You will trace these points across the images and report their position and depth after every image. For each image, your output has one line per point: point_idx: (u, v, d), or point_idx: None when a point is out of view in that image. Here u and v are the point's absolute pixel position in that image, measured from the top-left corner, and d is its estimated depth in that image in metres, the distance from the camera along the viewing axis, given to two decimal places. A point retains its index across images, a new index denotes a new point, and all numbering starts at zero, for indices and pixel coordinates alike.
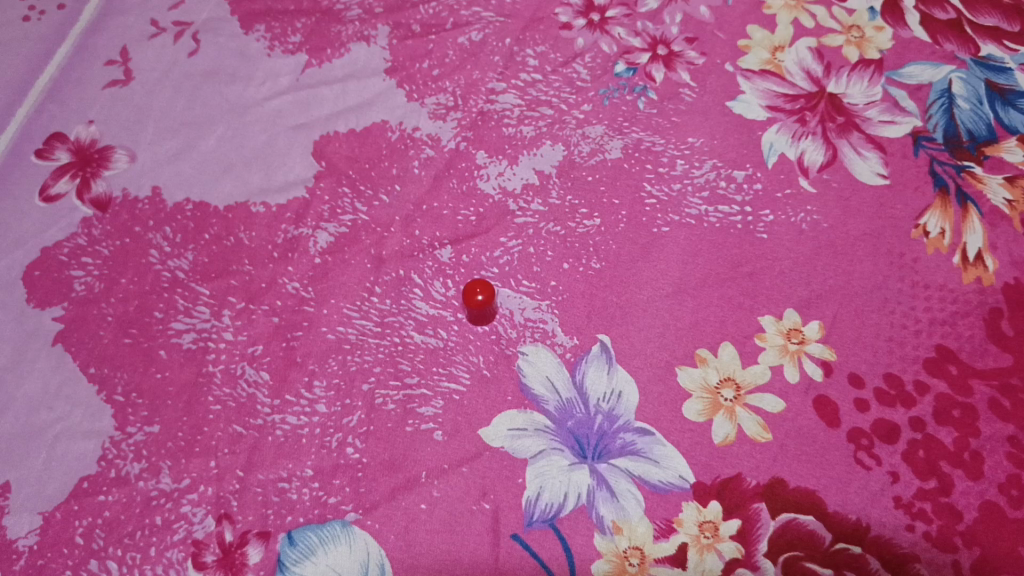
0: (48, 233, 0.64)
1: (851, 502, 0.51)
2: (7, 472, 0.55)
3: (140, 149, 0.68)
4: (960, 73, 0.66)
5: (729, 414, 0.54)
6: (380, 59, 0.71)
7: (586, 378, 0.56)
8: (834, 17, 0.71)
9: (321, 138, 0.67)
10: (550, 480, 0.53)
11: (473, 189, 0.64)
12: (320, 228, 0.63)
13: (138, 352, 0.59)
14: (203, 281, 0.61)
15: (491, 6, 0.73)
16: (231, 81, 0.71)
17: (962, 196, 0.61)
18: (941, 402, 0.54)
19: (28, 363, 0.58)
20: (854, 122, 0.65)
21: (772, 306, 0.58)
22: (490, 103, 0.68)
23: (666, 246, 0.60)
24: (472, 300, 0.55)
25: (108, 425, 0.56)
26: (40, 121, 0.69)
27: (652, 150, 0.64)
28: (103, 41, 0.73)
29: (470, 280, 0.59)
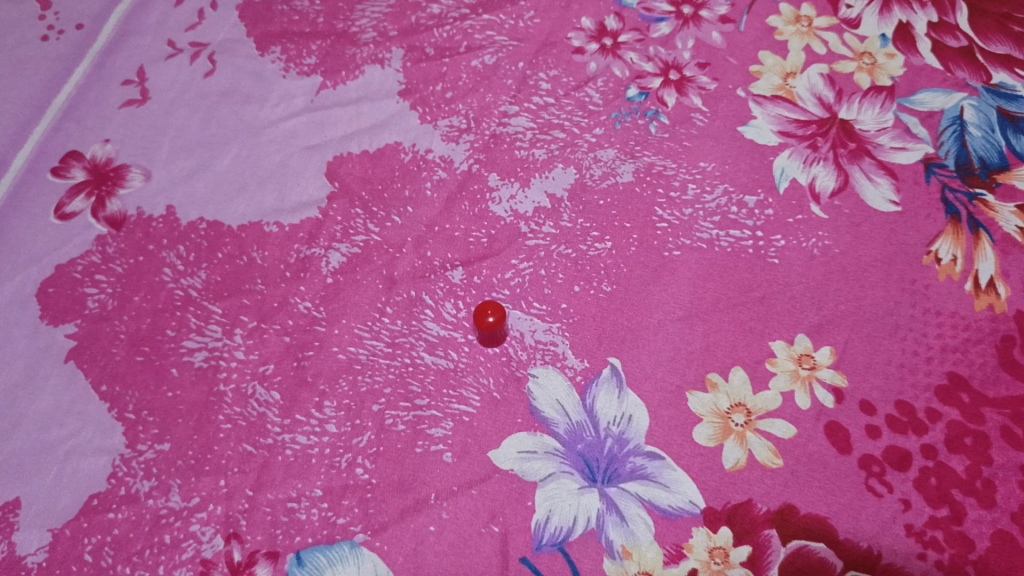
0: (62, 250, 0.64)
1: (863, 530, 0.51)
2: (17, 489, 0.55)
3: (155, 168, 0.68)
4: (971, 100, 0.67)
5: (740, 440, 0.54)
6: (394, 82, 0.71)
7: (597, 402, 0.56)
8: (846, 43, 0.71)
9: (334, 159, 0.68)
10: (559, 503, 0.53)
11: (485, 212, 0.64)
12: (333, 248, 0.63)
13: (150, 370, 0.59)
14: (216, 299, 0.61)
15: (505, 29, 0.74)
16: (246, 102, 0.71)
17: (974, 223, 0.61)
18: (953, 430, 0.53)
19: (40, 380, 0.59)
20: (866, 148, 0.65)
21: (783, 331, 0.58)
22: (503, 126, 0.68)
23: (678, 270, 0.61)
24: (480, 322, 0.56)
25: (119, 442, 0.56)
26: (57, 139, 0.70)
27: (663, 174, 0.64)
28: (120, 61, 0.74)
29: (481, 302, 0.59)
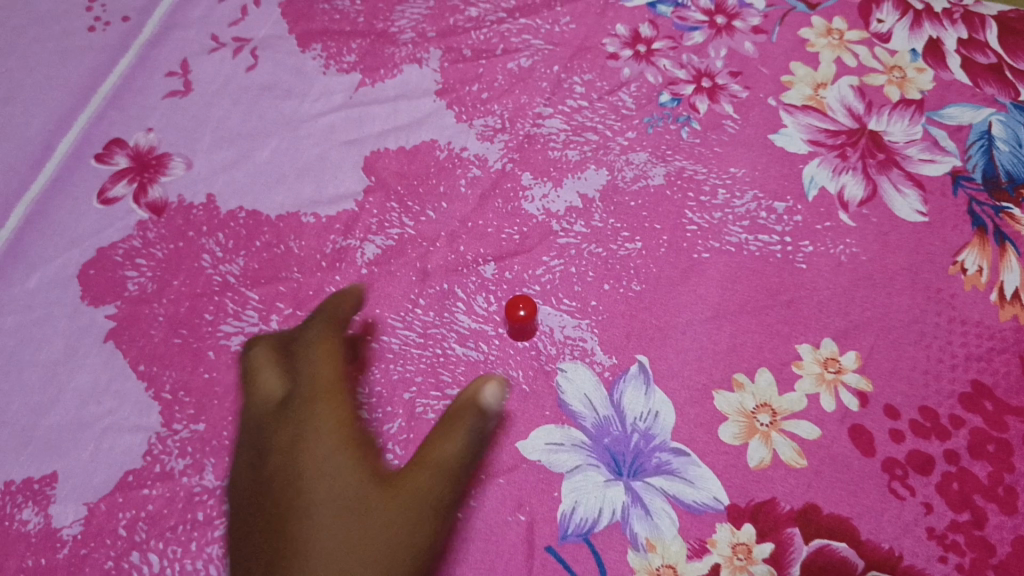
0: (104, 234, 0.66)
1: (884, 531, 0.52)
2: (55, 463, 0.56)
3: (196, 157, 0.70)
4: (1000, 116, 0.67)
5: (765, 439, 0.55)
6: (431, 81, 0.73)
7: (624, 397, 0.57)
8: (877, 57, 0.72)
9: (371, 154, 0.69)
10: (585, 495, 0.54)
11: (518, 209, 0.65)
12: (368, 240, 0.64)
13: (187, 352, 0.60)
14: (253, 286, 0.63)
15: (541, 34, 0.75)
16: (287, 96, 0.73)
17: (1000, 236, 0.62)
18: (976, 437, 0.54)
19: (80, 358, 0.60)
20: (894, 159, 0.66)
21: (809, 335, 0.58)
22: (537, 127, 0.70)
23: (707, 272, 0.62)
24: (512, 314, 0.57)
25: (155, 421, 0.58)
26: (101, 127, 0.72)
27: (694, 178, 0.66)
28: (165, 53, 0.76)
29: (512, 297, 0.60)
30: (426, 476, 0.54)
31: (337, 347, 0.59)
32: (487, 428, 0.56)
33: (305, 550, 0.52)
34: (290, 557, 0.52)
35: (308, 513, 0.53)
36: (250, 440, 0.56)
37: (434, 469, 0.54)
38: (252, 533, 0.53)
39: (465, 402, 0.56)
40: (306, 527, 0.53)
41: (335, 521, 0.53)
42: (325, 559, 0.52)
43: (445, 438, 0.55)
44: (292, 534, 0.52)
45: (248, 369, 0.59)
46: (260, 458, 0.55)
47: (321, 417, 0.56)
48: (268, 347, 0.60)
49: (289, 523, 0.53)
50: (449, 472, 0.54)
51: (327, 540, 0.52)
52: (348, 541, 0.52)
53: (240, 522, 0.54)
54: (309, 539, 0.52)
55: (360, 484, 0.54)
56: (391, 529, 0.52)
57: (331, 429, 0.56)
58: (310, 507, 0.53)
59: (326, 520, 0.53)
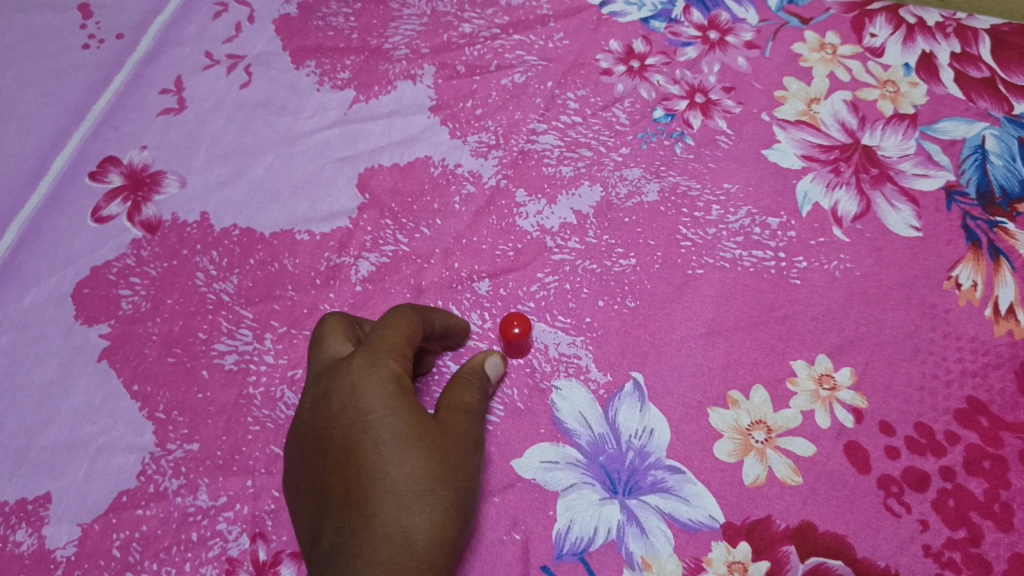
0: (98, 253, 0.66)
1: (881, 549, 0.51)
2: (48, 483, 0.56)
3: (190, 175, 0.70)
4: (993, 130, 0.68)
5: (760, 456, 0.55)
6: (425, 97, 0.73)
7: (619, 414, 0.57)
8: (870, 72, 0.72)
9: (366, 171, 0.69)
10: (580, 514, 0.54)
11: (513, 226, 0.65)
12: (362, 257, 0.64)
13: (181, 371, 0.60)
14: (248, 304, 0.63)
15: (535, 50, 0.75)
16: (281, 113, 0.73)
17: (994, 250, 0.62)
18: (972, 453, 0.54)
19: (74, 378, 0.60)
20: (888, 174, 0.66)
21: (804, 350, 0.58)
22: (531, 143, 0.70)
23: (701, 287, 0.62)
24: (507, 331, 0.58)
25: (149, 441, 0.57)
26: (95, 145, 0.72)
27: (688, 194, 0.66)
28: (159, 71, 0.76)
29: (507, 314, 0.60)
30: (469, 400, 0.50)
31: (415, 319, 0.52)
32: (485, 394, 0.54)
33: (375, 408, 0.45)
34: (354, 410, 0.45)
35: (379, 379, 0.46)
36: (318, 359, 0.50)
37: (471, 403, 0.50)
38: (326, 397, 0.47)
39: (467, 370, 0.53)
40: (372, 377, 0.46)
41: (404, 397, 0.46)
42: (389, 415, 0.45)
43: (461, 388, 0.51)
44: (366, 513, 0.43)
45: (317, 337, 0.52)
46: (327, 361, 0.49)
47: (395, 330, 0.49)
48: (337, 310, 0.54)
49: (356, 380, 0.46)
50: (477, 418, 0.50)
51: (404, 418, 0.45)
52: (416, 412, 0.46)
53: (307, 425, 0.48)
54: (371, 402, 0.45)
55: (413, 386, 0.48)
56: (462, 427, 0.48)
57: (400, 339, 0.49)
58: (377, 372, 0.46)
59: (394, 394, 0.46)
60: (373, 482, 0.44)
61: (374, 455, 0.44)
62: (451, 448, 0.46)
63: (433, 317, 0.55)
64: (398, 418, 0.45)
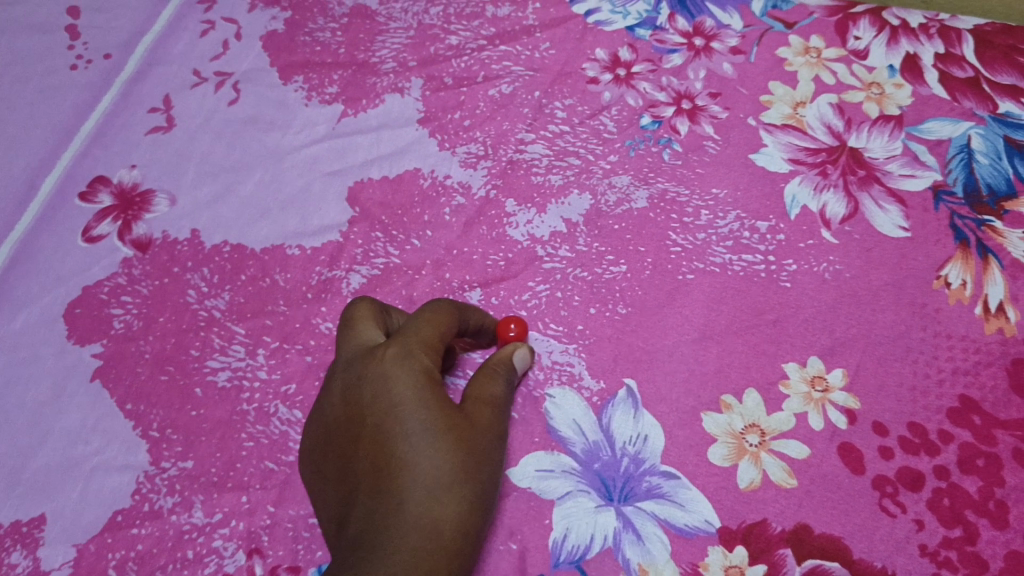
0: (89, 272, 0.66)
1: (877, 549, 0.51)
2: (43, 505, 0.56)
3: (180, 192, 0.70)
4: (979, 129, 0.68)
5: (754, 460, 0.55)
6: (413, 110, 0.73)
7: (613, 421, 0.57)
8: (854, 74, 0.73)
9: (356, 184, 0.69)
10: (576, 522, 0.53)
11: (503, 235, 0.66)
12: (353, 270, 0.65)
13: (174, 389, 0.60)
14: (239, 320, 0.63)
15: (521, 60, 0.76)
16: (270, 129, 0.73)
17: (983, 248, 0.62)
18: (965, 451, 0.54)
19: (67, 398, 0.60)
20: (875, 175, 0.66)
21: (796, 353, 0.59)
22: (520, 153, 0.70)
23: (692, 292, 0.62)
24: (503, 334, 0.58)
25: (143, 459, 0.57)
26: (85, 165, 0.72)
27: (676, 200, 0.66)
28: (147, 90, 0.76)
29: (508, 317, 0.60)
30: (492, 392, 0.51)
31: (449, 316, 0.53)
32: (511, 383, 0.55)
33: (405, 400, 0.46)
34: (383, 403, 0.46)
35: (408, 373, 0.47)
36: (348, 351, 0.51)
37: (496, 398, 0.51)
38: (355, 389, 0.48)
39: (497, 359, 0.54)
40: (402, 369, 0.47)
41: (432, 388, 0.47)
42: (419, 407, 0.46)
43: (487, 379, 0.52)
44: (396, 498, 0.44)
45: (347, 321, 0.53)
46: (357, 353, 0.50)
47: (425, 326, 0.51)
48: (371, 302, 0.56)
49: (389, 369, 0.47)
50: (502, 410, 0.51)
51: (436, 409, 0.46)
52: (445, 404, 0.47)
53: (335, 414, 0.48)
54: (401, 394, 0.46)
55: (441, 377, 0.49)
56: (486, 419, 0.49)
57: (428, 336, 0.50)
58: (408, 365, 0.47)
59: (423, 386, 0.47)
60: (400, 472, 0.44)
61: (402, 445, 0.45)
62: (477, 440, 0.47)
63: (470, 316, 0.56)
64: (430, 408, 0.46)
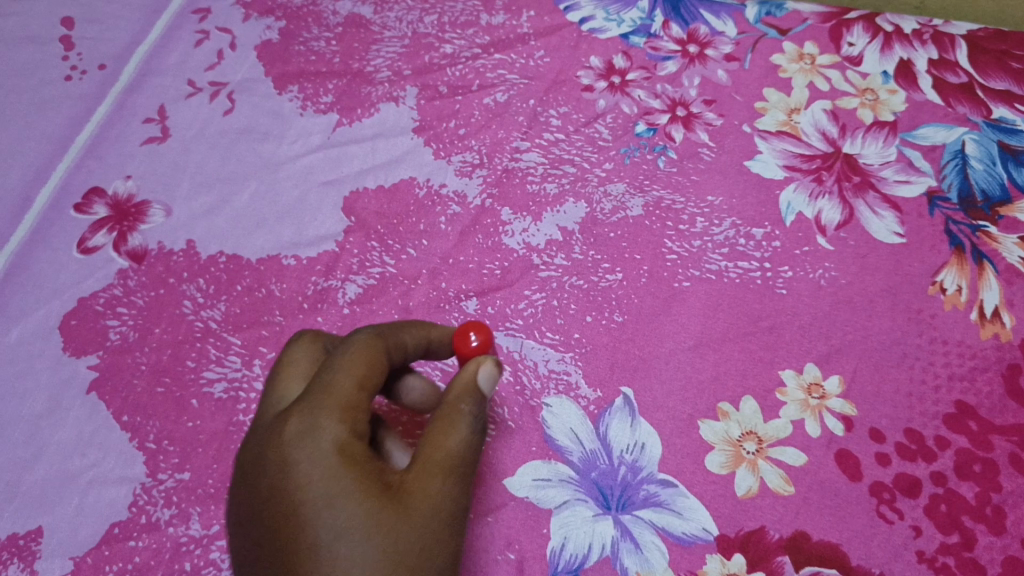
0: (85, 284, 0.66)
1: (875, 556, 0.51)
2: (39, 518, 0.56)
3: (175, 203, 0.70)
4: (973, 135, 0.68)
5: (752, 467, 0.55)
6: (408, 119, 0.73)
7: (610, 430, 0.57)
8: (848, 80, 0.73)
9: (351, 194, 0.69)
10: (574, 530, 0.53)
11: (499, 244, 0.66)
12: (349, 280, 0.65)
13: (170, 401, 0.60)
14: (236, 331, 0.63)
15: (516, 68, 0.76)
16: (265, 139, 0.73)
17: (978, 254, 0.62)
18: (962, 457, 0.54)
19: (63, 411, 0.60)
20: (870, 181, 0.66)
21: (792, 360, 0.59)
22: (515, 161, 0.70)
23: (688, 300, 0.62)
24: (463, 345, 0.52)
25: (139, 471, 0.57)
26: (80, 176, 0.72)
27: (672, 208, 0.66)
28: (142, 101, 0.76)
29: (465, 326, 0.53)
30: (444, 449, 0.43)
31: (379, 356, 0.45)
32: (483, 416, 0.45)
33: (312, 485, 0.40)
34: (288, 491, 0.40)
35: (314, 452, 0.41)
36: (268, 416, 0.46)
37: (450, 453, 0.43)
38: (259, 472, 0.42)
39: (456, 392, 0.45)
40: (307, 449, 0.41)
41: (349, 465, 0.40)
42: (332, 498, 0.39)
43: (440, 431, 0.43)
44: None
45: (271, 385, 0.48)
46: (270, 420, 0.44)
47: (342, 381, 0.43)
48: (307, 346, 0.49)
49: (294, 454, 0.41)
50: (461, 464, 0.43)
51: (350, 498, 0.39)
52: (366, 483, 0.40)
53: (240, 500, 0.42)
54: (308, 479, 0.40)
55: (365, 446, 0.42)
56: (431, 490, 0.41)
57: (345, 396, 0.42)
58: (314, 441, 0.41)
59: (334, 466, 0.40)
60: None
61: (314, 550, 0.39)
62: (411, 518, 0.40)
63: (400, 343, 0.48)
64: (344, 496, 0.40)
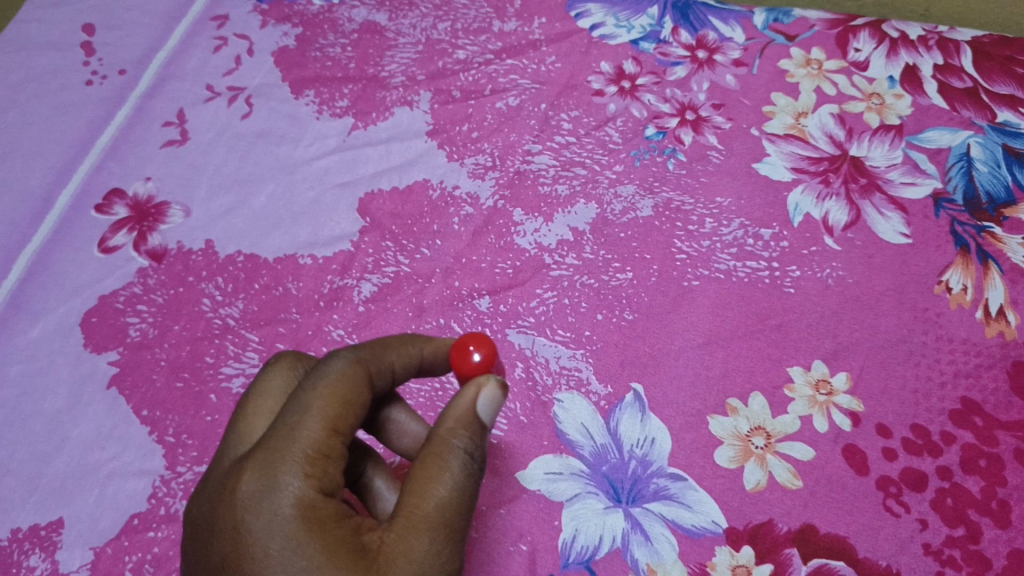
0: (105, 282, 0.67)
1: (881, 549, 0.52)
2: (60, 509, 0.57)
3: (194, 204, 0.71)
4: (978, 138, 0.69)
5: (761, 462, 0.56)
6: (422, 122, 0.75)
7: (620, 425, 0.58)
8: (855, 85, 0.74)
9: (366, 196, 0.71)
10: (585, 523, 0.54)
11: (511, 244, 0.67)
12: (364, 279, 0.66)
13: (189, 396, 0.61)
14: (253, 328, 0.64)
15: (528, 73, 0.77)
16: (281, 142, 0.75)
17: (983, 254, 0.63)
18: (967, 452, 0.55)
19: (84, 405, 0.61)
20: (876, 183, 0.67)
21: (800, 357, 0.60)
22: (527, 164, 0.71)
23: (697, 298, 0.63)
24: (463, 361, 0.48)
25: (158, 464, 0.58)
26: (100, 177, 0.73)
27: (681, 209, 0.67)
28: (161, 104, 0.78)
29: (470, 335, 0.49)
30: (429, 501, 0.41)
31: (355, 388, 0.43)
32: (476, 451, 0.43)
33: (270, 553, 0.38)
34: (245, 558, 0.39)
35: (274, 515, 0.39)
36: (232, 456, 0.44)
37: (437, 505, 0.41)
38: (214, 531, 0.40)
39: (450, 424, 0.43)
40: (265, 515, 0.39)
41: (312, 530, 0.39)
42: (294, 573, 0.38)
43: (427, 475, 0.41)
44: None
45: (237, 424, 0.46)
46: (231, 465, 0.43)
47: (308, 428, 0.41)
48: (282, 373, 0.48)
49: (252, 524, 0.39)
50: (449, 512, 0.41)
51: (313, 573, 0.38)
52: (332, 548, 0.39)
53: (196, 558, 0.41)
54: (266, 545, 0.39)
55: (330, 507, 0.40)
56: (412, 551, 0.40)
57: (310, 445, 0.41)
58: (273, 503, 0.39)
59: (295, 532, 0.39)
60: None
61: None
62: None
63: (381, 368, 0.46)
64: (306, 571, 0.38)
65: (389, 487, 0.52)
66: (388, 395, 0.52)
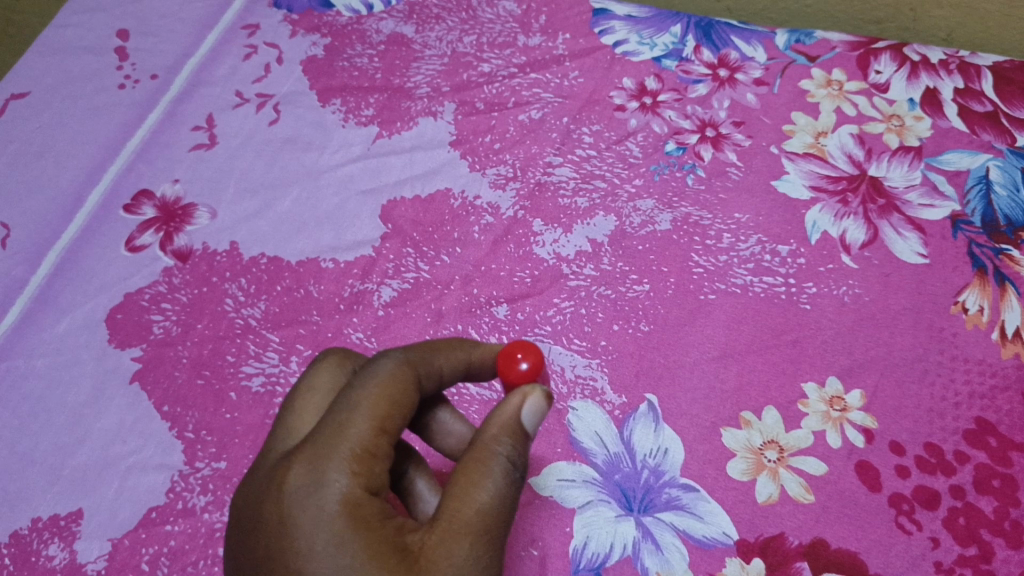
0: (131, 280, 0.68)
1: (893, 565, 0.52)
2: (80, 500, 0.58)
3: (220, 207, 0.73)
4: (997, 162, 0.70)
5: (773, 475, 0.56)
6: (445, 133, 0.76)
7: (634, 434, 0.58)
8: (875, 106, 0.75)
9: (389, 203, 0.72)
10: (597, 530, 0.55)
11: (530, 253, 0.68)
12: (385, 283, 0.67)
13: (209, 393, 0.62)
14: (274, 329, 0.65)
15: (551, 87, 0.78)
16: (307, 149, 0.76)
17: (1000, 276, 0.63)
18: (981, 472, 0.55)
19: (107, 399, 0.62)
20: (895, 204, 0.68)
21: (814, 373, 0.60)
22: (548, 176, 0.72)
23: (713, 312, 0.63)
24: (510, 368, 0.51)
25: (177, 459, 0.59)
26: (130, 178, 0.75)
27: (699, 224, 0.68)
28: (191, 109, 0.79)
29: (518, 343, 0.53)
30: (470, 506, 0.41)
31: (404, 387, 0.43)
32: (517, 460, 0.43)
33: (315, 548, 0.39)
34: (289, 552, 0.39)
35: (320, 511, 0.39)
36: (279, 451, 0.45)
37: (479, 511, 0.41)
38: (258, 524, 0.41)
39: (493, 431, 0.44)
40: (311, 510, 0.40)
41: (356, 528, 0.39)
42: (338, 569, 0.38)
43: (470, 481, 0.42)
44: None
45: (285, 419, 0.47)
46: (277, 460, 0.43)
47: (357, 425, 0.41)
48: (330, 369, 0.48)
49: (297, 519, 0.40)
50: (490, 518, 0.41)
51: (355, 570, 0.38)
52: (375, 547, 0.39)
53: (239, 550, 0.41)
54: (311, 541, 0.39)
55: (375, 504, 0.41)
56: (453, 555, 0.40)
57: (358, 443, 0.41)
58: (320, 498, 0.40)
59: (340, 528, 0.39)
60: None
61: None
62: None
63: (429, 368, 0.47)
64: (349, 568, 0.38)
65: (429, 489, 0.52)
66: (436, 396, 0.53)
